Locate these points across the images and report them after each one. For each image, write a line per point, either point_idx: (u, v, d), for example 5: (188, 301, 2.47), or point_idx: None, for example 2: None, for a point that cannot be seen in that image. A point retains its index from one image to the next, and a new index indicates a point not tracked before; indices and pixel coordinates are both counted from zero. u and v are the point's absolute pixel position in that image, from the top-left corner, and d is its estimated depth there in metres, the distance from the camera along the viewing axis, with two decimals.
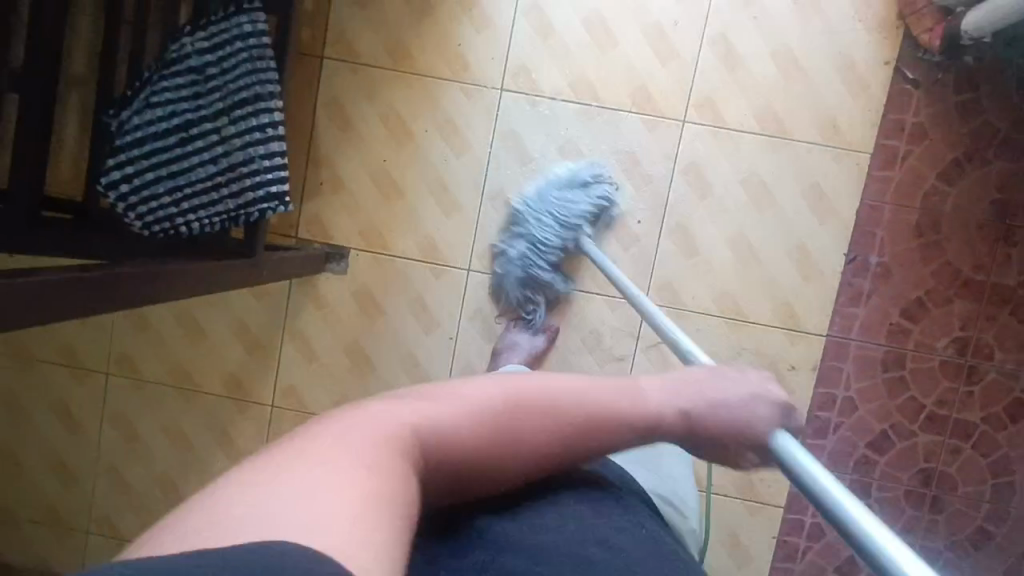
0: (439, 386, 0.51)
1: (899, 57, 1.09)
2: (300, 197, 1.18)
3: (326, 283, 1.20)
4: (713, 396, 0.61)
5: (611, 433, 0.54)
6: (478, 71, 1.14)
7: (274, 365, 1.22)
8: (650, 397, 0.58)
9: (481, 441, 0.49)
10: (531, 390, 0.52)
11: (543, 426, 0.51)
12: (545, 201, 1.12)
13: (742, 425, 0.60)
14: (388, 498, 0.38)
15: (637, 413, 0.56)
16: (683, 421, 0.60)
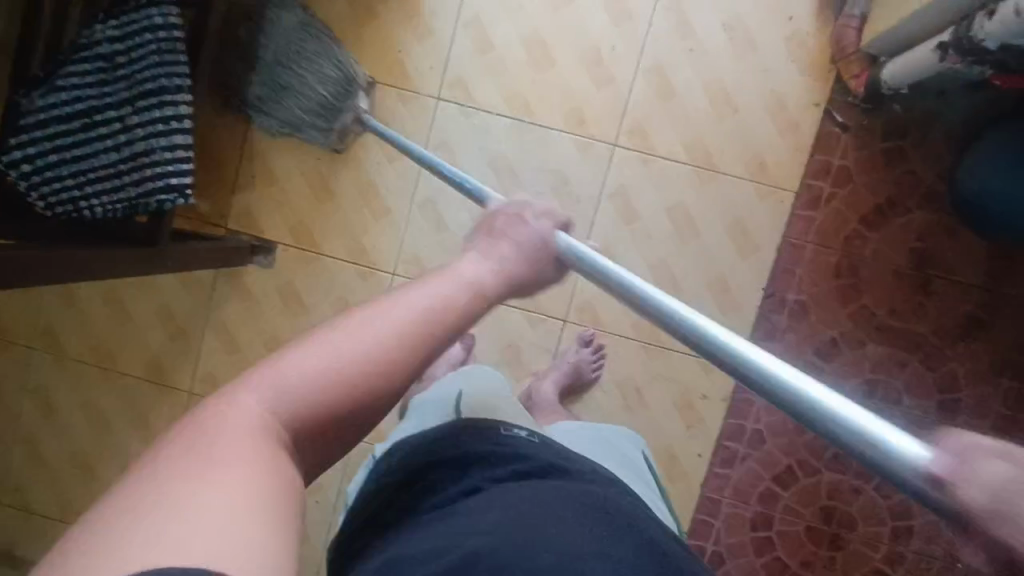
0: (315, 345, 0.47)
1: (829, 101, 1.11)
2: (232, 189, 1.19)
3: (252, 276, 1.21)
4: (505, 246, 0.60)
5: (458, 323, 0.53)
6: (416, 80, 1.15)
7: (194, 352, 1.23)
8: (463, 278, 0.56)
9: (328, 395, 0.47)
10: (380, 330, 0.49)
11: (402, 361, 0.49)
12: (286, 44, 1.08)
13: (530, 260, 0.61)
14: (264, 498, 0.40)
15: (457, 310, 0.53)
16: (500, 282, 0.58)
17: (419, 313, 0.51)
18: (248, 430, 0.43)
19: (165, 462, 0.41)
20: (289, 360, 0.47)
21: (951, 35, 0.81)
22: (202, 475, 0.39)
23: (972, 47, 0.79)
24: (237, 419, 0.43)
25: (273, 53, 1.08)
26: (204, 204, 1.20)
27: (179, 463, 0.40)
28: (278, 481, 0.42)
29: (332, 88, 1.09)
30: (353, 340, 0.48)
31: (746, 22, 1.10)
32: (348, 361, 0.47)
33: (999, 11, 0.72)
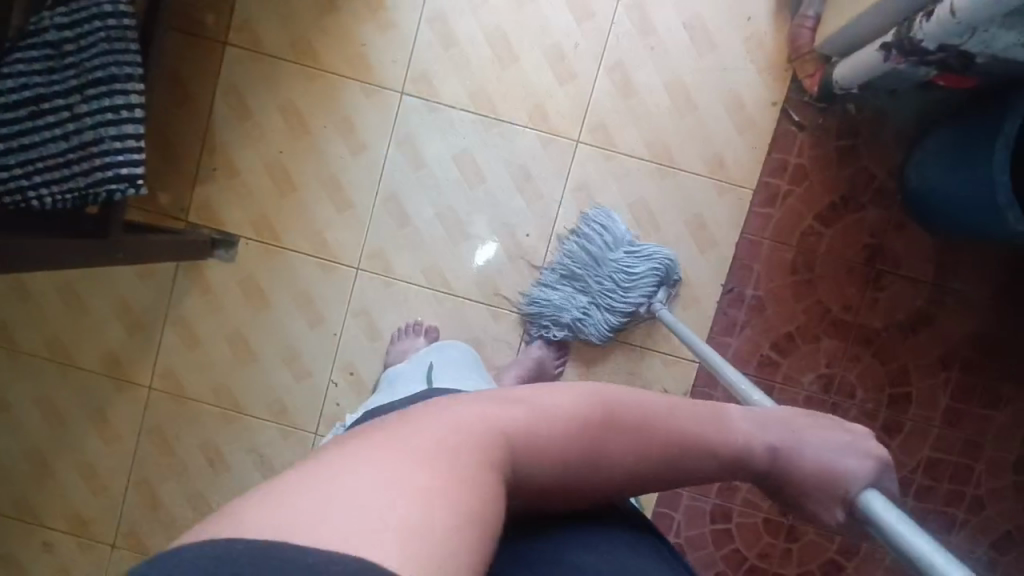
0: (533, 392, 0.52)
1: (785, 100, 1.13)
2: (192, 182, 1.18)
3: (213, 269, 1.19)
4: (807, 434, 0.63)
5: (698, 453, 0.56)
6: (379, 74, 1.15)
7: (154, 347, 1.21)
8: (741, 428, 0.60)
9: (577, 447, 0.51)
10: (608, 407, 0.53)
11: (644, 462, 0.53)
12: (581, 252, 1.15)
13: (824, 467, 0.62)
14: (454, 514, 0.39)
15: (727, 443, 0.58)
16: (766, 454, 0.61)
17: (647, 412, 0.54)
18: (468, 441, 0.45)
19: (387, 439, 0.43)
20: (558, 393, 0.52)
21: (893, 36, 0.83)
22: (413, 464, 0.41)
23: (913, 48, 0.81)
24: (457, 430, 0.45)
25: (586, 266, 1.15)
26: (163, 196, 1.18)
27: (397, 443, 0.42)
28: (476, 509, 0.41)
29: (640, 280, 1.12)
30: (633, 415, 0.53)
31: (705, 22, 1.12)
32: (620, 447, 0.52)
33: (935, 13, 0.74)
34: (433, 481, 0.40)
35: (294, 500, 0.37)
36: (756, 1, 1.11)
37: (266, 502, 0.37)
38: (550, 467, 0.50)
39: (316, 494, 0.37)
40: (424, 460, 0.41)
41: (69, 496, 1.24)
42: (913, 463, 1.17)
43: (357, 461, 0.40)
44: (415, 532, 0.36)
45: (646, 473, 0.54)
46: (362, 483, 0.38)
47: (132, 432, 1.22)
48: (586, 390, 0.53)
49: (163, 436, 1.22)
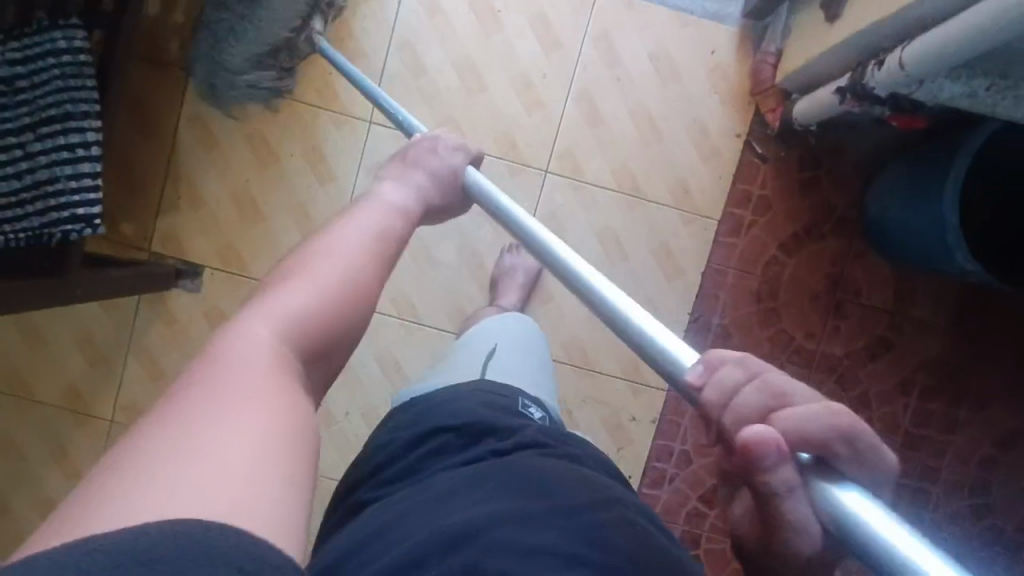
0: (284, 274, 0.61)
1: (749, 132, 1.15)
2: (156, 211, 1.16)
3: (177, 299, 1.18)
4: (432, 167, 0.78)
5: (395, 238, 0.70)
6: (347, 103, 1.15)
7: (115, 379, 1.19)
8: (390, 196, 0.74)
9: (338, 303, 0.60)
10: (334, 249, 0.64)
11: (380, 273, 0.65)
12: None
13: (446, 180, 0.77)
14: (280, 424, 0.48)
15: (397, 218, 0.72)
16: (420, 206, 0.76)
17: (377, 239, 0.67)
18: (266, 357, 0.52)
19: (192, 390, 0.48)
20: (301, 264, 0.62)
21: (847, 81, 0.85)
22: (228, 398, 0.47)
23: (867, 94, 0.83)
24: (254, 348, 0.52)
25: (235, 5, 1.02)
26: (126, 226, 1.16)
27: (210, 391, 0.48)
28: (295, 410, 0.50)
29: (292, 22, 1.03)
30: (348, 241, 0.65)
31: (670, 55, 1.14)
32: (351, 277, 0.62)
33: (887, 61, 0.76)
34: (251, 405, 0.48)
35: (131, 475, 0.41)
36: (720, 35, 1.13)
37: (108, 484, 0.40)
38: (318, 327, 0.58)
39: (150, 460, 0.42)
40: (232, 392, 0.48)
41: (27, 534, 1.20)
42: None
43: (175, 417, 0.45)
44: (254, 452, 0.44)
45: (383, 284, 0.66)
46: (187, 433, 0.44)
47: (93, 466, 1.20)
48: (323, 251, 0.63)
49: None
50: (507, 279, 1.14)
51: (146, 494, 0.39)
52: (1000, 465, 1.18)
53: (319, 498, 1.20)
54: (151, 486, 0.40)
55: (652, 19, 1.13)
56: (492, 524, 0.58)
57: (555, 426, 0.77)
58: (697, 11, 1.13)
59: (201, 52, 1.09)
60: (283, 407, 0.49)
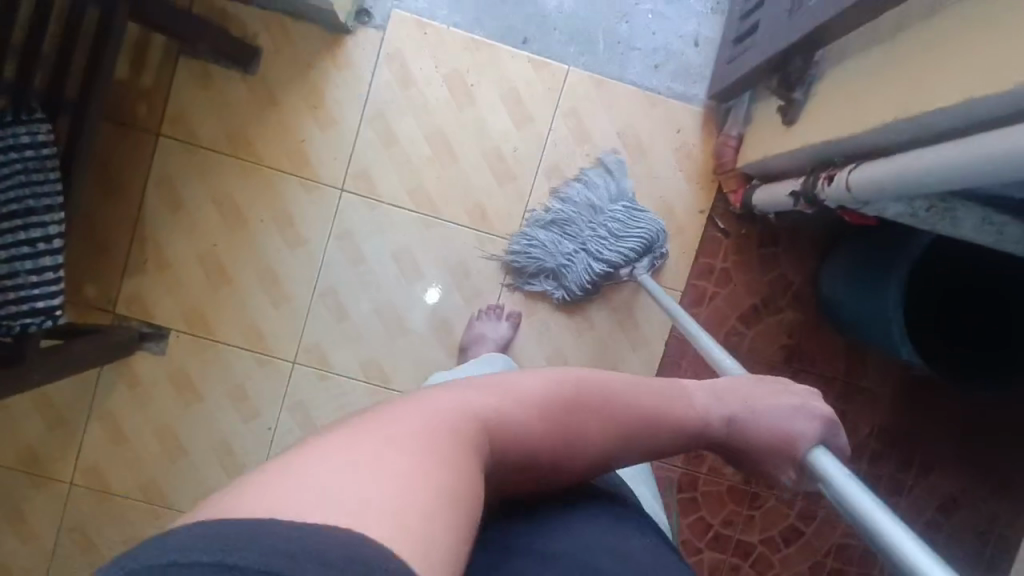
0: (507, 376, 0.58)
1: (711, 208, 1.19)
2: (121, 275, 1.15)
3: (141, 362, 1.16)
4: (763, 408, 0.70)
5: (664, 425, 0.64)
6: (317, 169, 1.15)
7: (76, 442, 1.17)
8: (698, 401, 0.67)
9: (552, 428, 0.56)
10: (577, 384, 0.59)
11: (607, 434, 0.59)
12: (580, 203, 1.15)
13: (783, 432, 0.68)
14: (456, 485, 0.43)
15: (682, 416, 0.65)
16: (726, 430, 0.69)
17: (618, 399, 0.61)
18: (460, 418, 0.49)
19: (382, 416, 0.46)
20: (529, 378, 0.57)
21: (800, 186, 0.89)
22: (414, 437, 0.45)
23: (817, 201, 0.88)
24: (448, 409, 0.49)
25: (580, 216, 1.15)
26: (91, 288, 1.15)
27: (390, 424, 0.45)
28: (473, 479, 0.45)
29: (634, 247, 1.13)
30: (614, 408, 0.60)
31: (638, 133, 1.17)
32: (580, 418, 0.58)
33: (837, 177, 0.81)
34: (436, 451, 0.44)
35: (305, 478, 0.39)
36: (685, 114, 1.17)
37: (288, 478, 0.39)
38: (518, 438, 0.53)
39: (326, 469, 0.40)
40: (410, 431, 0.45)
41: None
42: (824, 547, 1.24)
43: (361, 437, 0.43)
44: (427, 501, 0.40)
45: (610, 448, 0.60)
46: (368, 455, 0.42)
47: (50, 529, 1.17)
48: (551, 380, 0.58)
49: (85, 535, 1.17)
50: (476, 346, 1.13)
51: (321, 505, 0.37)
52: (945, 528, 1.22)
53: None
54: (310, 487, 0.38)
55: (621, 98, 1.17)
56: (551, 533, 0.56)
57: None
58: (664, 91, 1.17)
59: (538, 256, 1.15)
60: (459, 468, 0.45)
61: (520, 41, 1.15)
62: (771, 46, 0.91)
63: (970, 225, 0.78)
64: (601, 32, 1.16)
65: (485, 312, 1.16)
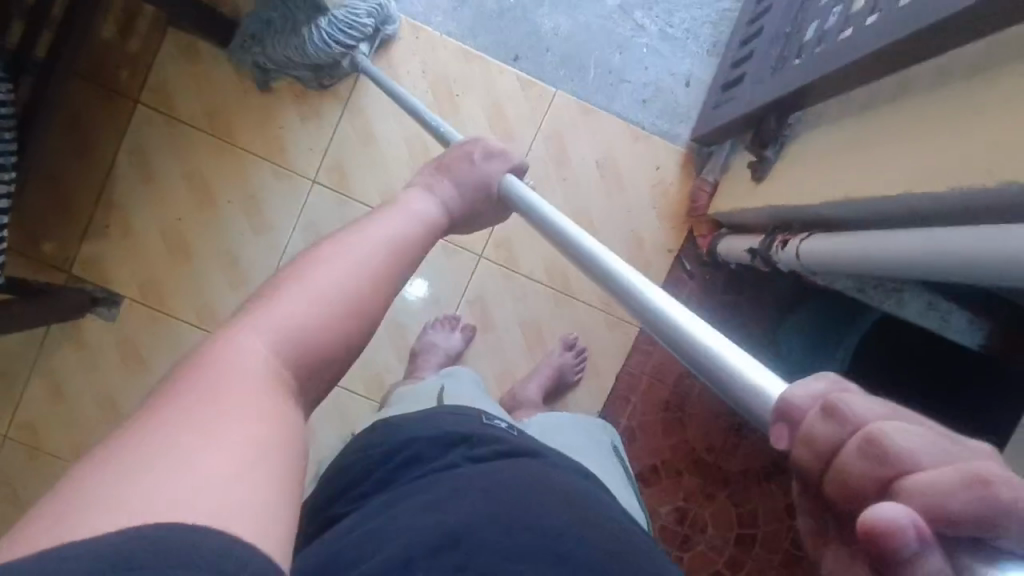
0: (287, 281, 0.54)
1: (682, 249, 1.17)
2: (81, 236, 1.14)
3: (90, 325, 1.16)
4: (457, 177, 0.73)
5: (410, 250, 0.63)
6: (293, 158, 1.15)
7: (14, 395, 1.16)
8: (418, 204, 0.69)
9: (335, 322, 0.53)
10: (336, 245, 0.58)
11: (381, 294, 0.58)
12: None
13: (472, 190, 0.73)
14: (269, 421, 0.44)
15: (420, 231, 0.66)
16: (443, 215, 0.71)
17: (384, 247, 0.60)
18: (254, 366, 0.47)
19: (176, 391, 0.44)
20: (311, 271, 0.55)
21: (757, 245, 0.90)
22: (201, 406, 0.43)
23: (772, 262, 0.88)
24: (235, 356, 0.47)
25: None
26: (49, 245, 1.14)
27: (186, 401, 0.43)
28: (286, 419, 0.46)
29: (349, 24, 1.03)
30: (367, 250, 0.59)
31: (616, 164, 1.17)
32: (348, 288, 0.55)
33: (789, 243, 0.81)
34: (242, 412, 0.43)
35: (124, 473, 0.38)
36: (667, 153, 1.17)
37: (70, 502, 0.36)
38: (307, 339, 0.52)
39: (144, 459, 0.39)
40: (210, 402, 0.43)
41: None
42: None
43: (143, 430, 0.41)
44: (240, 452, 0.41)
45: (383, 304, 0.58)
46: (181, 440, 0.40)
47: None
48: (323, 264, 0.56)
49: (9, 489, 1.16)
50: (426, 355, 1.12)
51: (115, 503, 0.36)
52: None
53: None
54: (126, 488, 0.37)
55: (605, 128, 1.16)
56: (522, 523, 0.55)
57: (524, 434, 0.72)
58: (648, 127, 1.17)
59: (279, 54, 1.05)
60: (263, 408, 0.45)
61: (511, 58, 1.15)
62: (751, 101, 0.91)
63: (915, 308, 0.78)
64: (594, 61, 1.16)
65: (441, 321, 1.16)
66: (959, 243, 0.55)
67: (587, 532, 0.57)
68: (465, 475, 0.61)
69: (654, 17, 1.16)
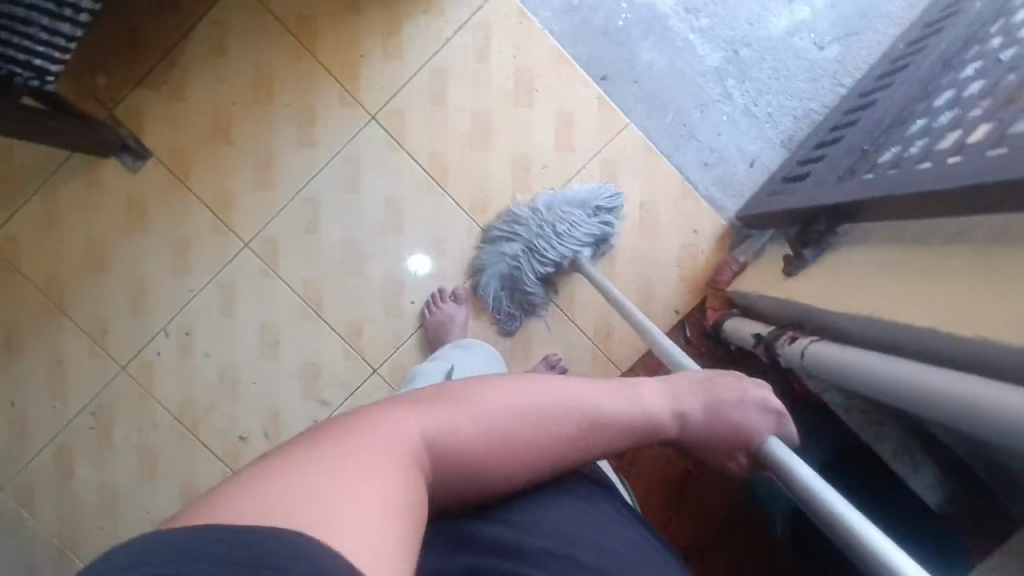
0: (465, 389, 0.59)
1: (688, 314, 1.18)
2: (135, 82, 1.14)
3: (110, 169, 1.16)
4: (717, 395, 0.70)
5: (609, 421, 0.63)
6: (362, 90, 1.16)
7: (12, 206, 1.16)
8: (651, 400, 0.67)
9: (497, 451, 0.58)
10: (545, 394, 0.61)
11: (561, 453, 0.61)
12: (541, 211, 1.12)
13: (736, 427, 0.69)
14: (410, 497, 0.47)
15: (634, 419, 0.65)
16: (674, 421, 0.69)
17: (577, 410, 0.62)
18: (406, 441, 0.52)
19: (343, 433, 0.49)
20: (488, 394, 0.59)
21: (765, 334, 0.90)
22: (382, 455, 0.48)
23: (772, 354, 0.88)
24: (394, 430, 0.52)
25: (532, 222, 1.12)
26: (101, 79, 1.14)
27: (345, 444, 0.48)
28: (422, 500, 0.49)
29: (580, 245, 1.12)
30: (563, 410, 0.61)
31: (658, 213, 1.18)
32: (531, 432, 0.59)
33: (797, 340, 0.82)
34: (391, 473, 0.47)
35: (291, 490, 0.42)
36: (709, 221, 1.18)
37: (247, 487, 0.43)
38: (471, 453, 0.57)
39: (309, 485, 0.43)
40: (369, 457, 0.47)
41: None
42: None
43: (307, 458, 0.46)
44: (379, 519, 0.43)
45: (560, 455, 0.61)
46: (341, 478, 0.44)
47: None
48: (503, 394, 0.60)
49: None
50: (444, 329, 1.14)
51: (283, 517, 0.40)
52: None
53: (135, 412, 1.18)
54: (294, 502, 0.41)
55: (661, 175, 1.18)
56: (543, 527, 0.58)
57: None
58: (701, 190, 1.18)
59: (500, 262, 1.15)
60: (408, 486, 0.48)
61: (599, 76, 1.16)
62: (806, 198, 0.92)
63: (889, 447, 0.81)
64: (674, 109, 1.17)
65: (442, 295, 1.17)
66: (945, 381, 0.56)
67: (602, 536, 0.60)
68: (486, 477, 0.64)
69: (744, 91, 1.18)
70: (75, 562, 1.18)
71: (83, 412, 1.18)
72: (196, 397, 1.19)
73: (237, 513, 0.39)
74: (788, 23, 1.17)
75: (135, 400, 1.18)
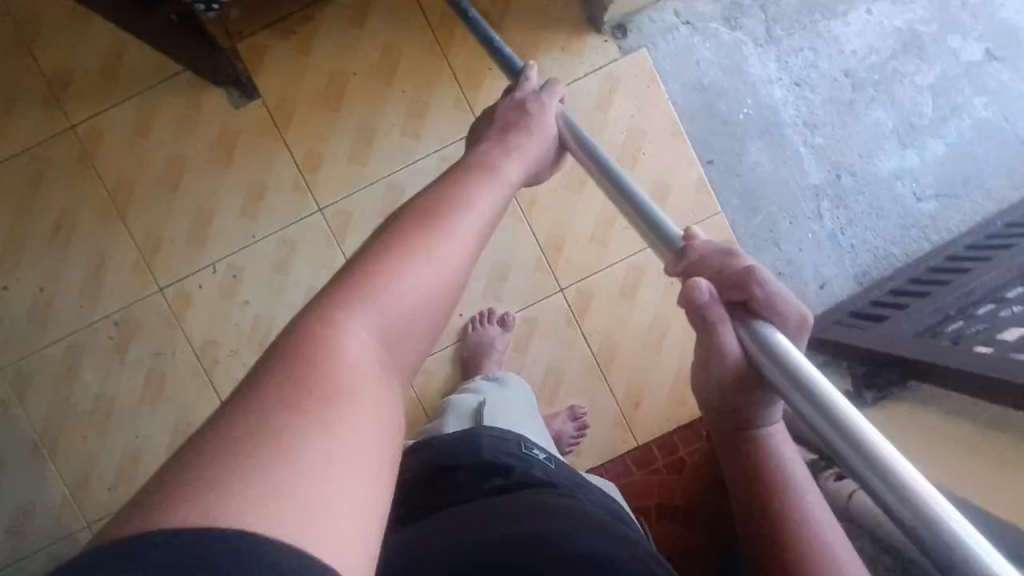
0: (401, 261, 0.50)
1: None
2: (267, 24, 1.15)
3: (214, 97, 1.16)
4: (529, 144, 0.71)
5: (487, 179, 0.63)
6: (480, 99, 1.17)
7: (106, 102, 1.15)
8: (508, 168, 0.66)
9: (434, 316, 0.51)
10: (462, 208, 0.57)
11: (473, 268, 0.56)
12: None
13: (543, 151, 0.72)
14: (378, 430, 0.41)
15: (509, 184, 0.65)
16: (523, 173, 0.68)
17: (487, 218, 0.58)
18: (358, 365, 0.43)
19: (288, 373, 0.40)
20: (423, 266, 0.50)
21: None
22: (338, 379, 0.41)
23: None
24: (346, 347, 0.43)
25: None
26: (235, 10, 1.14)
27: (299, 397, 0.39)
28: (391, 425, 0.43)
29: None
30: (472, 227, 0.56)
31: None
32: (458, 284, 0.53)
33: None
34: (352, 418, 0.40)
35: (254, 476, 0.35)
36: None
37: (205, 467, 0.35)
38: (413, 325, 0.49)
39: (273, 465, 0.35)
40: (325, 404, 0.39)
41: None
42: None
43: (261, 420, 0.37)
44: (357, 492, 0.37)
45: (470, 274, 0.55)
46: (308, 442, 0.37)
47: (21, 141, 1.15)
48: (434, 257, 0.51)
49: (41, 171, 1.15)
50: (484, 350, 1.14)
51: (247, 513, 0.33)
52: None
53: (156, 336, 1.17)
54: (259, 484, 0.34)
55: None
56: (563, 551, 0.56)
57: (558, 469, 0.80)
58: None
59: None
60: (376, 418, 0.41)
61: (705, 159, 1.18)
62: (880, 343, 0.94)
63: None
64: (765, 212, 1.19)
65: (490, 316, 1.18)
66: None
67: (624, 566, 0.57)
68: (509, 506, 0.65)
69: (835, 216, 1.20)
70: (49, 463, 1.15)
71: (105, 319, 1.16)
72: (221, 339, 1.17)
73: (208, 505, 0.32)
74: (896, 166, 1.20)
75: (161, 324, 1.17)
